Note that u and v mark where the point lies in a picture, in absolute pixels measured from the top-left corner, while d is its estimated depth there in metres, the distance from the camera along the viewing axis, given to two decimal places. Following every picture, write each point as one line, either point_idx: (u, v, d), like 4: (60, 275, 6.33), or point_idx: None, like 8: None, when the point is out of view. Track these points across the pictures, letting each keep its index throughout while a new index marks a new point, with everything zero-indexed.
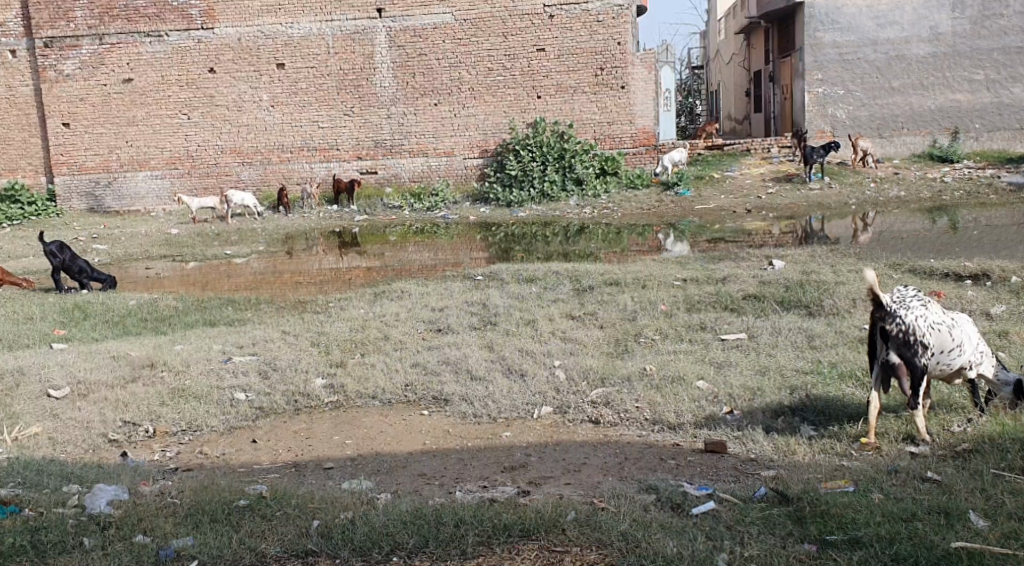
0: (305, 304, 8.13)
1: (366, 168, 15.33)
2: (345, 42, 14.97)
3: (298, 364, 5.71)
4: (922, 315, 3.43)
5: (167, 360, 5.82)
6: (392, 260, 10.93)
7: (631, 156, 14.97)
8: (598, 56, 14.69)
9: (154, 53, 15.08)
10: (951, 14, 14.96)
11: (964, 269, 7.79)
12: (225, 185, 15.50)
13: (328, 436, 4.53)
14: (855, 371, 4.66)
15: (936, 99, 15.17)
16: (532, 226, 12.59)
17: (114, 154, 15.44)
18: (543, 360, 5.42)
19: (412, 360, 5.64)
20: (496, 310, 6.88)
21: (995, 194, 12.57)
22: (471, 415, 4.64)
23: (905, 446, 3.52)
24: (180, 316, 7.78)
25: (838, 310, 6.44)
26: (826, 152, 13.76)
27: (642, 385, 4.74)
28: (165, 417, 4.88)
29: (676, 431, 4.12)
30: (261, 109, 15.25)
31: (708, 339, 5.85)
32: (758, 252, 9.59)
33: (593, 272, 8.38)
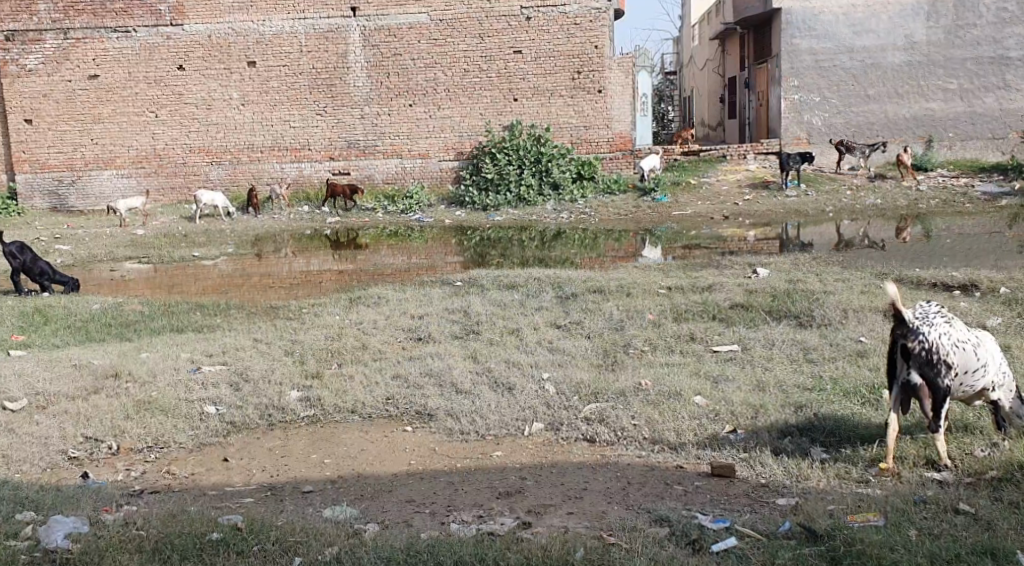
0: (277, 310, 7.82)
1: (338, 169, 15.00)
2: (318, 41, 14.64)
3: (272, 375, 5.41)
4: (946, 333, 3.31)
5: (133, 370, 5.50)
6: (366, 263, 10.66)
7: (608, 160, 14.78)
8: (576, 59, 14.47)
9: (121, 49, 14.67)
10: (927, 23, 14.95)
11: (951, 279, 7.65)
12: (193, 185, 15.10)
13: (306, 455, 4.25)
14: (858, 387, 4.48)
15: (911, 107, 15.14)
16: (508, 230, 12.36)
17: (78, 152, 15.01)
18: (530, 373, 5.18)
19: (392, 371, 5.36)
20: (478, 318, 6.62)
21: (971, 202, 12.52)
22: (457, 431, 4.39)
23: (927, 472, 3.37)
24: (147, 320, 7.45)
25: (829, 320, 6.25)
26: (803, 159, 13.67)
27: (638, 401, 4.51)
28: (130, 432, 4.57)
29: (678, 451, 3.90)
30: (230, 107, 14.88)
31: (699, 350, 5.64)
32: (740, 259, 9.42)
33: (574, 279, 8.15)
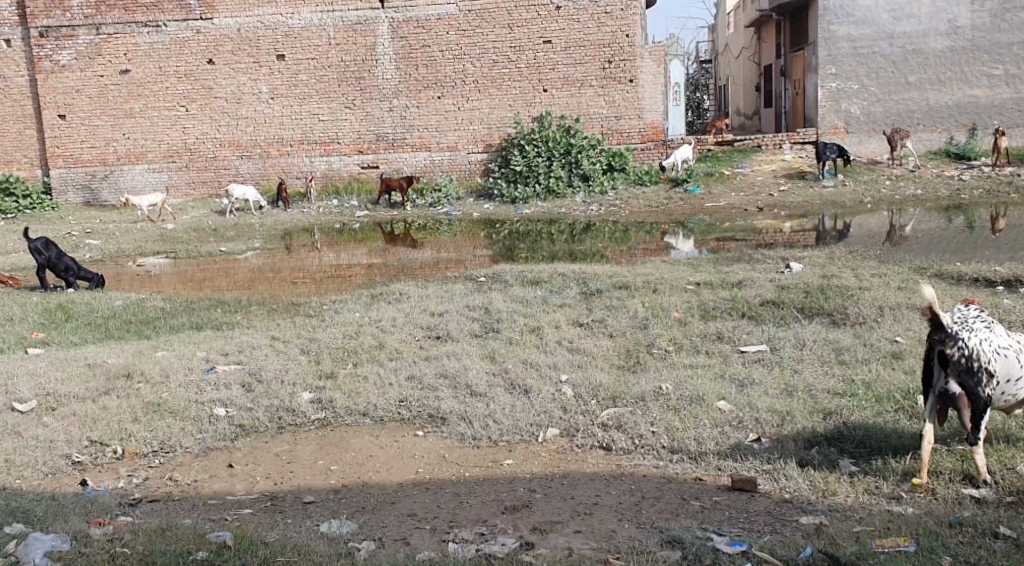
0: (299, 306, 7.70)
1: (367, 163, 14.92)
2: (347, 33, 14.53)
3: (285, 375, 5.28)
4: (988, 339, 3.08)
5: (145, 370, 5.40)
6: (394, 258, 10.53)
7: (640, 151, 14.51)
8: (607, 49, 14.20)
9: (152, 44, 14.68)
10: (970, 7, 14.48)
11: (995, 275, 7.32)
12: (224, 179, 15.11)
13: (312, 461, 4.11)
14: (893, 393, 4.25)
15: (953, 95, 14.68)
16: (537, 224, 12.16)
17: (110, 147, 15.07)
18: (549, 375, 4.99)
19: (406, 372, 5.20)
20: (499, 316, 6.45)
21: (1016, 193, 12.07)
22: (469, 437, 4.23)
23: (964, 487, 3.13)
24: (167, 317, 7.37)
25: (864, 318, 5.97)
26: (840, 149, 13.30)
27: (658, 406, 4.31)
28: (135, 436, 4.46)
29: (698, 461, 3.70)
30: (260, 101, 14.83)
31: (726, 351, 5.41)
32: (773, 253, 9.15)
33: (601, 274, 7.94)
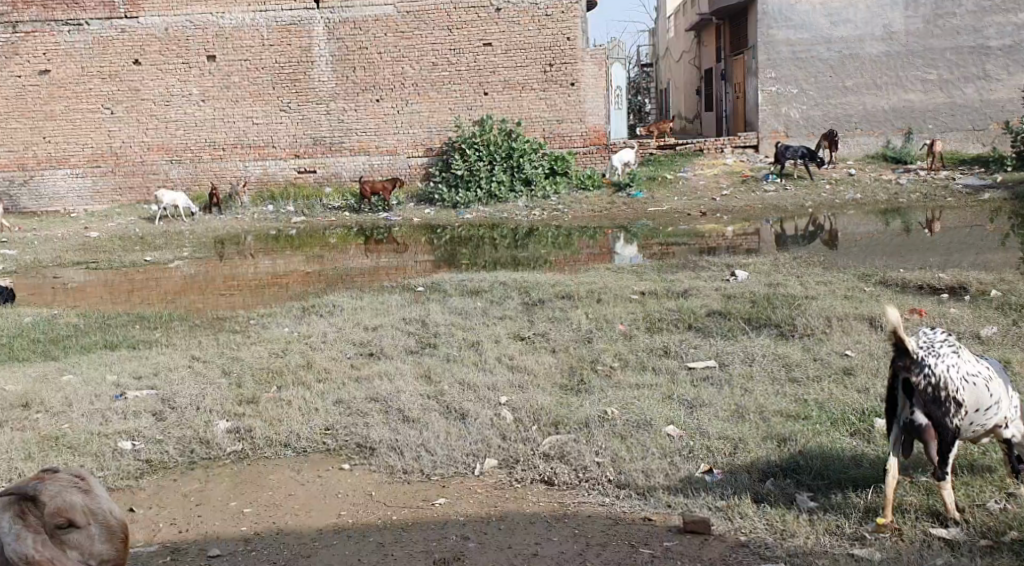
0: (224, 321, 7.23)
1: (304, 167, 14.43)
2: (281, 34, 14.04)
3: (202, 401, 4.86)
4: (954, 365, 2.86)
5: (46, 398, 4.95)
6: (332, 265, 10.11)
7: (582, 155, 14.26)
8: (548, 52, 13.93)
9: (74, 43, 14.01)
10: (905, 13, 14.51)
11: (940, 282, 7.19)
12: (152, 184, 14.48)
13: (224, 502, 3.75)
14: (849, 414, 4.02)
15: (889, 99, 14.72)
16: (479, 229, 11.84)
17: (30, 151, 14.39)
18: (487, 397, 4.67)
19: (334, 396, 4.83)
20: (436, 331, 6.12)
21: (952, 196, 12.09)
22: (399, 470, 3.90)
23: (932, 528, 2.96)
24: (80, 335, 6.86)
25: (812, 329, 5.75)
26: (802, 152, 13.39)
27: (604, 433, 4.01)
28: (26, 477, 4.04)
29: (648, 497, 3.41)
30: (190, 103, 14.25)
31: (673, 367, 5.15)
32: (718, 259, 8.95)
33: (544, 283, 7.65)
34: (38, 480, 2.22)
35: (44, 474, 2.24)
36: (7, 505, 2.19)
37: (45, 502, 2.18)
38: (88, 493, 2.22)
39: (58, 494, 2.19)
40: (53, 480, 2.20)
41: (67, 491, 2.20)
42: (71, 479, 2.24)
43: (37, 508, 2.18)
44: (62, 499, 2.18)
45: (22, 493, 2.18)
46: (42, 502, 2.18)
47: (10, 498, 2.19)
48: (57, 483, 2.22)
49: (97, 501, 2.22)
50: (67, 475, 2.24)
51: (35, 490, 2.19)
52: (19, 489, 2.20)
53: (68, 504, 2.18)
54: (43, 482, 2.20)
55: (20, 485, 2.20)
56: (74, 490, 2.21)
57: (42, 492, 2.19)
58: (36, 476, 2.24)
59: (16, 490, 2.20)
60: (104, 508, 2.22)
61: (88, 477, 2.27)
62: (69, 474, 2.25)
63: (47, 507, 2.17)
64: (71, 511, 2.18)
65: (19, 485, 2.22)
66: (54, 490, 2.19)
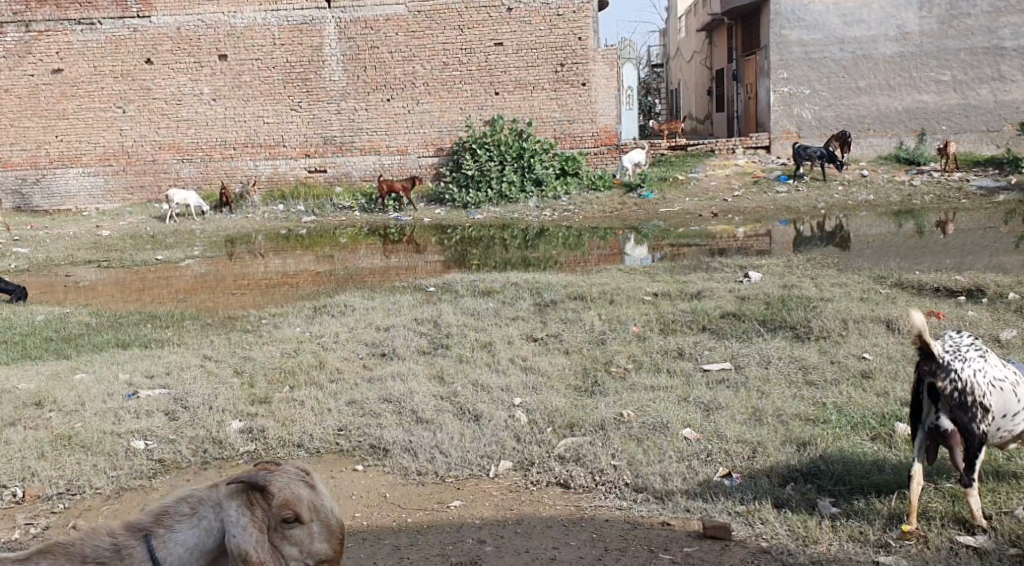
0: (236, 320, 7.21)
1: (315, 166, 14.42)
2: (293, 34, 14.04)
3: (214, 400, 4.83)
4: (981, 370, 2.81)
5: (60, 397, 4.93)
6: (342, 265, 10.09)
7: (593, 155, 14.21)
8: (559, 52, 13.88)
9: (86, 42, 14.03)
10: (919, 13, 14.41)
11: (955, 285, 7.12)
12: (163, 183, 14.49)
13: None
14: (869, 418, 3.96)
15: (902, 100, 14.62)
16: (489, 229, 11.80)
17: (43, 150, 14.42)
18: (501, 398, 4.63)
19: (347, 396, 4.79)
20: (449, 331, 6.09)
21: (966, 198, 12.00)
22: (413, 472, 3.87)
23: (958, 535, 2.91)
24: (92, 333, 6.85)
25: (828, 331, 5.69)
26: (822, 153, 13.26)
27: (620, 435, 3.97)
28: (39, 477, 4.02)
29: (666, 501, 3.37)
30: (201, 102, 14.26)
31: (688, 369, 5.11)
32: (731, 260, 8.89)
33: (557, 284, 7.60)
34: (265, 471, 2.14)
35: (267, 466, 2.17)
36: (232, 494, 2.10)
37: (273, 494, 2.10)
38: (313, 489, 2.16)
39: (287, 487, 2.12)
40: (282, 473, 2.14)
41: (294, 484, 2.14)
42: (296, 473, 2.18)
43: (264, 500, 2.10)
44: (289, 491, 2.11)
45: (252, 483, 2.10)
46: (271, 494, 2.10)
47: (236, 486, 2.11)
48: (284, 475, 2.15)
49: (320, 498, 2.16)
50: (291, 468, 2.18)
51: (264, 481, 2.11)
52: (245, 478, 2.12)
53: (296, 496, 2.11)
54: (272, 474, 2.13)
55: (249, 474, 2.12)
56: (301, 484, 2.14)
57: (271, 483, 2.12)
58: (259, 468, 2.17)
59: (243, 479, 2.12)
60: (326, 505, 2.16)
61: (309, 473, 2.20)
62: (292, 468, 2.19)
63: (276, 498, 2.09)
64: (299, 505, 2.11)
65: (241, 475, 2.14)
66: (282, 482, 2.12)
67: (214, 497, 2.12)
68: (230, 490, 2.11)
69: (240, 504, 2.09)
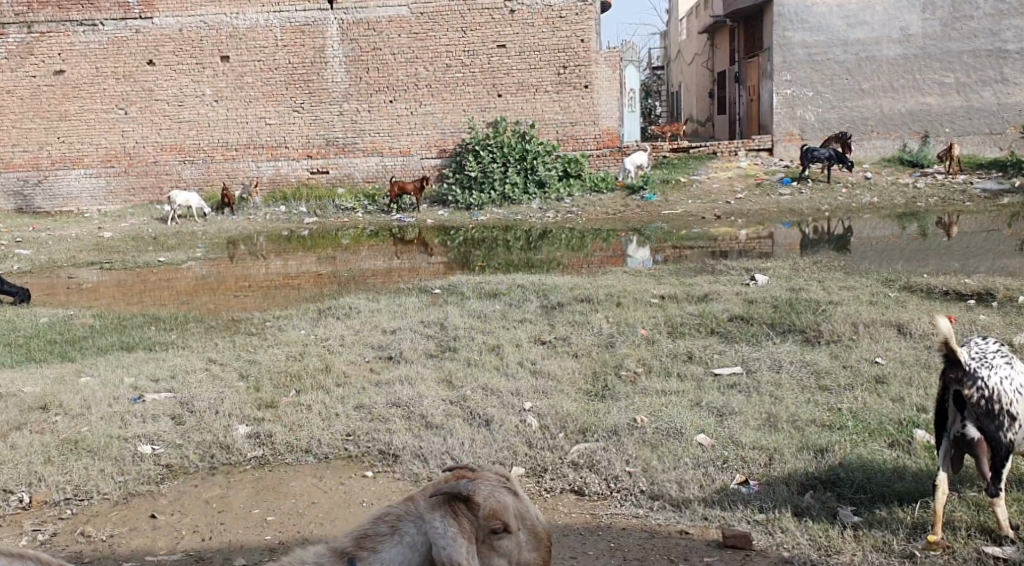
0: (240, 323, 7.15)
1: (316, 168, 14.36)
2: (295, 35, 13.99)
3: (221, 404, 4.78)
4: (1008, 378, 2.85)
5: (65, 400, 4.88)
6: (344, 266, 10.03)
7: (596, 157, 14.15)
8: (562, 53, 13.84)
9: (88, 43, 13.99)
10: (922, 15, 14.37)
11: (964, 288, 7.07)
12: (165, 184, 14.44)
13: (247, 511, 3.71)
14: (885, 424, 3.92)
15: (906, 102, 14.58)
16: (493, 230, 11.74)
17: (44, 151, 14.38)
18: (510, 402, 4.58)
19: (354, 400, 4.74)
20: (455, 334, 6.03)
21: (970, 201, 11.95)
22: (424, 478, 3.83)
23: (985, 545, 2.93)
24: (96, 336, 6.79)
25: (838, 335, 5.63)
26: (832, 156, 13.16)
27: (634, 441, 3.92)
28: (45, 482, 3.97)
29: (683, 509, 3.34)
30: (203, 104, 14.21)
31: (698, 373, 5.05)
32: (737, 263, 8.83)
33: (562, 286, 7.55)
34: (465, 480, 2.14)
35: (466, 477, 2.17)
36: (435, 505, 2.08)
37: (479, 504, 2.09)
38: (514, 499, 2.16)
39: (492, 496, 2.12)
40: (484, 482, 2.14)
41: (497, 493, 2.14)
42: (495, 482, 2.18)
43: (470, 510, 2.08)
44: (498, 500, 2.12)
45: (455, 493, 2.08)
46: (477, 503, 2.09)
47: (437, 498, 2.09)
48: (486, 485, 2.15)
49: (522, 508, 2.17)
50: (487, 477, 2.19)
51: (468, 490, 2.10)
52: (446, 490, 2.10)
53: (503, 506, 2.12)
54: (474, 483, 2.13)
55: (451, 484, 2.11)
56: (503, 494, 2.15)
57: (478, 493, 2.11)
58: (457, 479, 2.16)
59: (446, 489, 2.10)
60: (528, 515, 2.17)
61: (506, 484, 2.21)
62: (490, 479, 2.20)
63: (483, 508, 2.09)
64: (506, 514, 2.11)
65: (439, 486, 2.13)
66: (488, 492, 2.12)
67: (415, 508, 2.10)
68: (432, 502, 2.08)
69: (446, 514, 2.06)
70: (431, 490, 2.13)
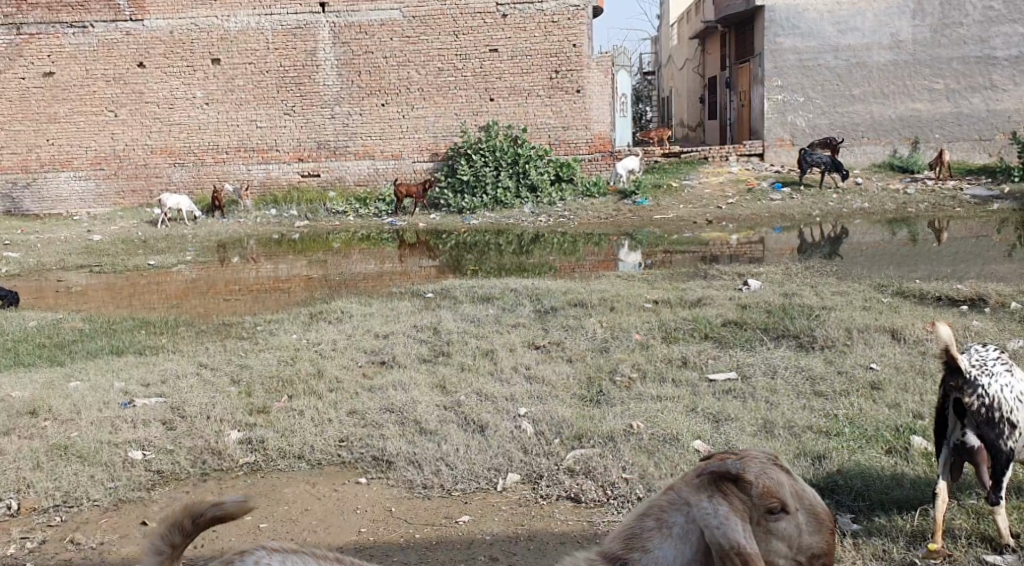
0: (231, 327, 7.10)
1: (308, 171, 14.31)
2: (286, 38, 13.95)
3: (213, 410, 4.73)
4: (1009, 385, 2.86)
5: (54, 405, 4.82)
6: (335, 270, 9.98)
7: (588, 162, 14.14)
8: (554, 58, 13.83)
9: (78, 45, 13.92)
10: (912, 21, 14.42)
11: (956, 294, 7.08)
12: (155, 187, 14.36)
13: (239, 517, 3.67)
14: (882, 431, 3.90)
15: (896, 108, 14.62)
16: (485, 234, 11.71)
17: (33, 153, 14.28)
18: (505, 408, 4.55)
19: (348, 406, 4.69)
20: (448, 339, 6.00)
21: (960, 206, 11.99)
22: (419, 485, 3.79)
23: (984, 553, 2.92)
24: (85, 339, 6.73)
25: (832, 341, 5.62)
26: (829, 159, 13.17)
27: (630, 447, 3.90)
28: (34, 488, 3.91)
29: None
30: (194, 107, 14.14)
31: (694, 378, 5.03)
32: (729, 268, 8.82)
33: (555, 290, 7.52)
34: (730, 458, 1.95)
35: (730, 454, 1.98)
36: (700, 487, 1.91)
37: (751, 483, 1.90)
38: (787, 474, 1.96)
39: (764, 473, 1.92)
40: (752, 459, 1.94)
41: (769, 470, 1.94)
42: (764, 458, 1.98)
43: (741, 489, 1.90)
44: (768, 478, 1.92)
45: (724, 472, 1.91)
46: (748, 482, 1.90)
47: (703, 479, 1.91)
48: (754, 461, 1.95)
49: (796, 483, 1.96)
50: (753, 454, 1.99)
51: (737, 468, 1.91)
52: (712, 469, 1.93)
53: (776, 483, 1.92)
54: (742, 460, 1.94)
55: (716, 463, 1.93)
56: (775, 469, 1.95)
57: (746, 472, 1.92)
58: (720, 456, 1.97)
59: (711, 469, 1.93)
60: (807, 494, 1.96)
61: (775, 459, 2.00)
62: (757, 455, 1.99)
63: (756, 487, 1.90)
64: (782, 492, 1.92)
65: (701, 468, 1.95)
66: (757, 470, 1.92)
67: (678, 496, 1.93)
68: (697, 484, 1.91)
69: (714, 494, 1.89)
70: (693, 471, 1.96)
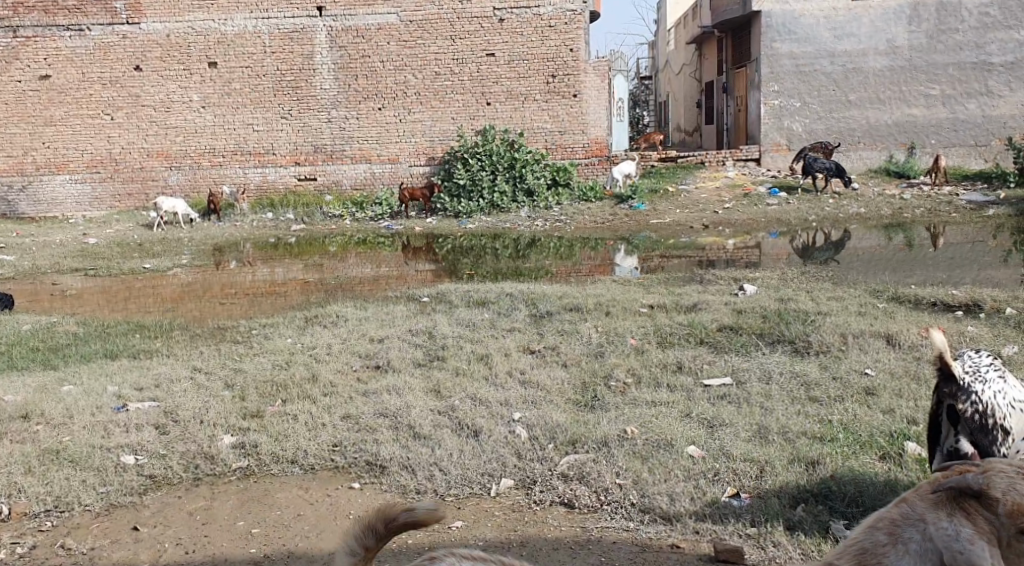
0: (226, 331, 7.08)
1: (304, 174, 14.30)
2: (283, 41, 13.94)
3: (206, 414, 4.71)
4: (1001, 393, 2.90)
5: (46, 409, 4.81)
6: (331, 274, 9.97)
7: (584, 166, 14.14)
8: (551, 62, 13.84)
9: (75, 48, 13.91)
10: (908, 27, 14.43)
11: (951, 299, 7.08)
12: (151, 190, 14.35)
13: (231, 522, 3.65)
14: (876, 437, 3.90)
15: (892, 114, 14.65)
16: (481, 239, 11.71)
17: (29, 156, 14.26)
18: (499, 413, 4.54)
19: (342, 410, 4.68)
20: (443, 343, 5.99)
21: (956, 212, 12.01)
22: (412, 490, 3.78)
23: None
24: (79, 343, 6.71)
25: (827, 346, 5.61)
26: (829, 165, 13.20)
27: (624, 452, 3.89)
28: (26, 493, 3.89)
29: (674, 523, 3.36)
30: (191, 110, 14.13)
31: (688, 383, 5.02)
32: (725, 273, 8.82)
33: (551, 295, 7.52)
34: (971, 472, 1.69)
35: (970, 468, 1.72)
36: (938, 505, 1.66)
37: (999, 501, 1.64)
38: None
39: (1016, 489, 1.65)
40: (998, 471, 1.68)
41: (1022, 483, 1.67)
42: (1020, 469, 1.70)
43: (987, 509, 1.64)
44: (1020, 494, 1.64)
45: (962, 487, 1.66)
46: (995, 500, 1.64)
47: (941, 495, 1.67)
48: (1004, 475, 1.69)
49: None
50: (1003, 466, 1.71)
51: (979, 484, 1.66)
52: (951, 484, 1.68)
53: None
54: (986, 474, 1.68)
55: (954, 479, 1.68)
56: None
57: (991, 487, 1.66)
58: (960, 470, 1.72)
59: (951, 484, 1.68)
60: None
61: None
62: (1007, 466, 1.72)
63: (1004, 505, 1.63)
64: None
65: (939, 483, 1.70)
66: (1005, 485, 1.66)
67: (911, 510, 1.68)
68: (934, 500, 1.66)
69: (955, 515, 1.63)
70: (933, 486, 1.72)
